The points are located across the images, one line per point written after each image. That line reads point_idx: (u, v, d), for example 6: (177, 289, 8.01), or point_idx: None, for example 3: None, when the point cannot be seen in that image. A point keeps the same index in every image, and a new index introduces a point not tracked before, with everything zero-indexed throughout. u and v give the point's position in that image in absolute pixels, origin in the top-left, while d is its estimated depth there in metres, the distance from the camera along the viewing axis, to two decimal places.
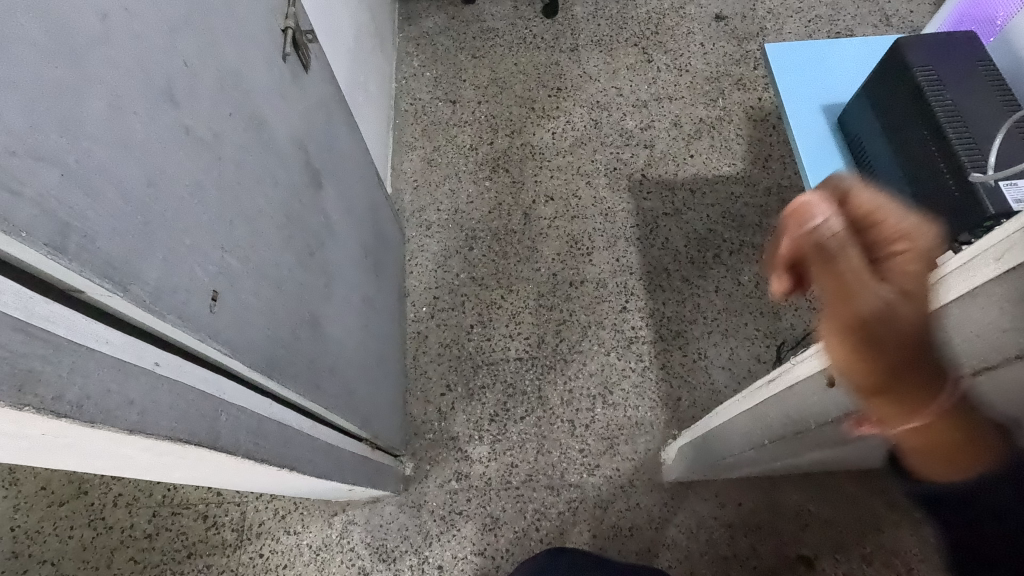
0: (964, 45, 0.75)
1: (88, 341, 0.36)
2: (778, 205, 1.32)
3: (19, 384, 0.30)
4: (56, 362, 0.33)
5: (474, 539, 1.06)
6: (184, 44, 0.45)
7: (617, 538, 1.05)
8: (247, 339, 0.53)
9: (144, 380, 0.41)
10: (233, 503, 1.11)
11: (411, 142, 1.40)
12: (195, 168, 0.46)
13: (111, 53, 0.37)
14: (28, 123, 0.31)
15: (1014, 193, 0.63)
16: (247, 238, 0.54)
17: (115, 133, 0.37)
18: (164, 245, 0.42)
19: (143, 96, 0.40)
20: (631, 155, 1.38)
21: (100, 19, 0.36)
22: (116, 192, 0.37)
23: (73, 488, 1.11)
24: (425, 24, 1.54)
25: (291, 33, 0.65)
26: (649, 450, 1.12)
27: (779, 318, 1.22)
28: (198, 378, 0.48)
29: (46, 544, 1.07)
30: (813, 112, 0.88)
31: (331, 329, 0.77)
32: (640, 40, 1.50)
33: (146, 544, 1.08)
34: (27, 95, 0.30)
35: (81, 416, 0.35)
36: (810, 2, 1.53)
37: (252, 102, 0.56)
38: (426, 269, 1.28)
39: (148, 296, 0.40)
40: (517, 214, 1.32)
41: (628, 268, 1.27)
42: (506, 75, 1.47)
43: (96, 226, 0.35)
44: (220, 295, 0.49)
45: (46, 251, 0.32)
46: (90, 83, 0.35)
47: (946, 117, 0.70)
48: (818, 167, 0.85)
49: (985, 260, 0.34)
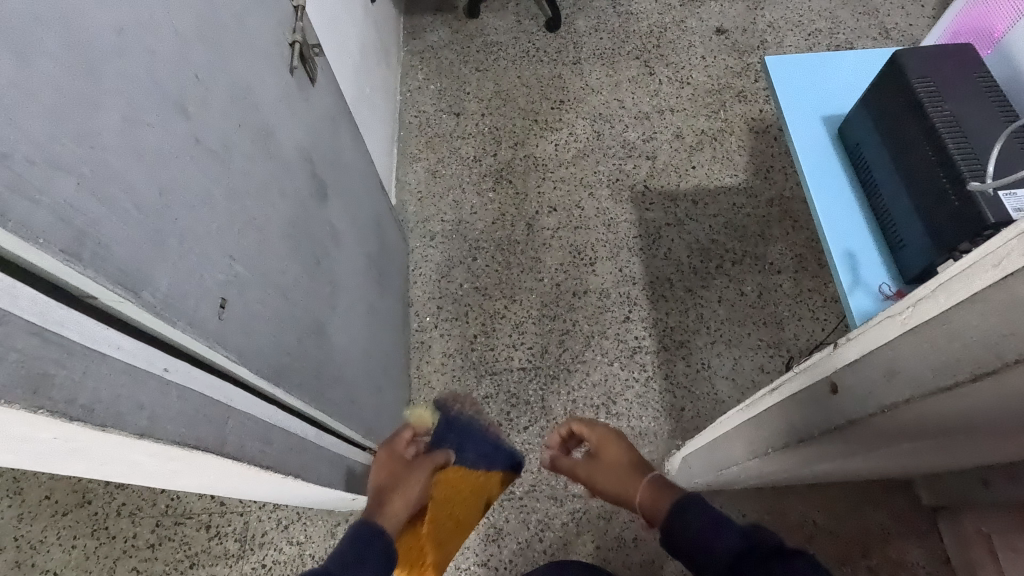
0: (962, 57, 0.76)
1: (100, 347, 0.37)
2: (780, 216, 1.33)
3: (33, 387, 0.31)
4: (70, 366, 0.34)
5: (478, 551, 1.06)
6: (197, 58, 0.47)
7: (621, 550, 1.05)
8: (253, 346, 0.54)
9: (153, 386, 0.41)
10: (236, 513, 1.10)
11: (416, 153, 1.42)
12: (205, 178, 0.47)
13: (126, 66, 0.38)
14: (47, 133, 0.32)
15: (1013, 201, 0.64)
16: (254, 247, 0.55)
17: (129, 143, 0.38)
18: (175, 253, 0.43)
19: (157, 108, 0.41)
20: (633, 166, 1.39)
21: (117, 34, 0.37)
22: (129, 200, 0.38)
23: (77, 497, 1.11)
24: (430, 38, 1.56)
25: (299, 47, 0.67)
26: (652, 460, 1.11)
27: (782, 328, 1.22)
28: (205, 383, 0.48)
29: (50, 554, 1.07)
30: (813, 122, 0.89)
31: (336, 338, 0.78)
32: (641, 53, 1.52)
33: (148, 554, 1.08)
34: (45, 107, 0.31)
35: (93, 420, 0.35)
36: (811, 15, 1.55)
37: (260, 113, 0.57)
38: (429, 279, 1.29)
39: (159, 303, 0.40)
40: (520, 225, 1.33)
41: (631, 278, 1.27)
42: (509, 88, 1.49)
43: (109, 232, 0.36)
44: (229, 303, 0.50)
45: (62, 258, 0.32)
46: (106, 95, 0.36)
47: (945, 127, 0.71)
48: (820, 177, 0.86)
49: (982, 268, 0.35)
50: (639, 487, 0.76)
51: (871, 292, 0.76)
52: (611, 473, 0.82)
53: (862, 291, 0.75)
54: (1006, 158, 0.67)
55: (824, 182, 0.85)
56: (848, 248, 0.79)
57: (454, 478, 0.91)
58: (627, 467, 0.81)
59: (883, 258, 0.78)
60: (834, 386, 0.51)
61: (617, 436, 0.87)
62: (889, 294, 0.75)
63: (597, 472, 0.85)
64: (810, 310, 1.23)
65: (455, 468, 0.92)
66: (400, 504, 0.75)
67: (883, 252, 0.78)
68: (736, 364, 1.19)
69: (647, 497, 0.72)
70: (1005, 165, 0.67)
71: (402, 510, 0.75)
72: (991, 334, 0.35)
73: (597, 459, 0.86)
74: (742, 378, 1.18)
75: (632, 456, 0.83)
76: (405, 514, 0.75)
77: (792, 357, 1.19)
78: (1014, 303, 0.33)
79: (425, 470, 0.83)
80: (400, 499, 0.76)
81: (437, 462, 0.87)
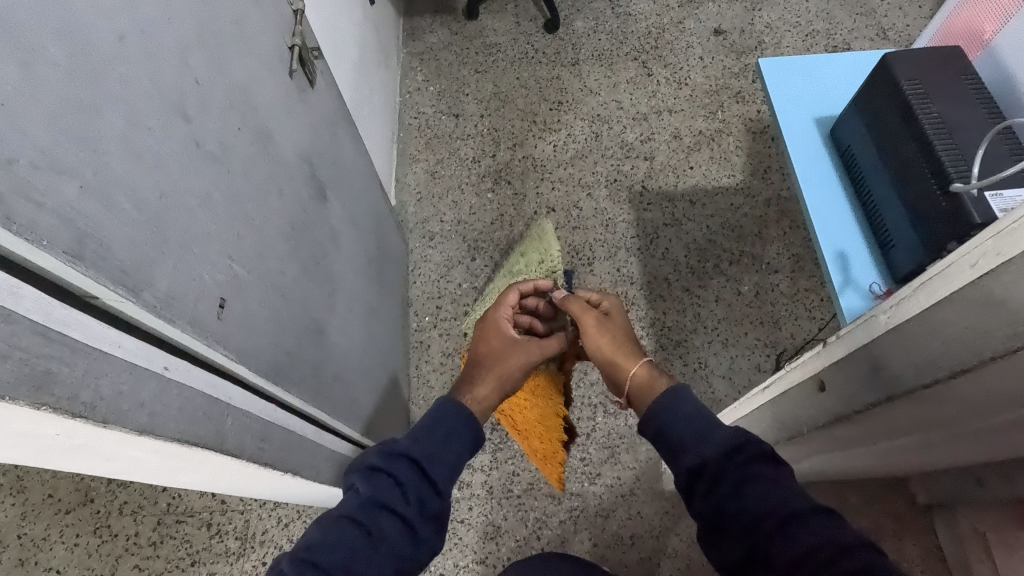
0: (951, 60, 0.77)
1: (102, 344, 0.38)
2: (777, 216, 1.33)
3: (36, 384, 0.32)
4: (72, 363, 0.35)
5: (477, 548, 1.07)
6: (197, 63, 0.48)
7: (618, 548, 1.06)
8: (252, 345, 0.55)
9: (153, 383, 0.42)
10: (237, 511, 1.12)
11: (415, 154, 1.43)
12: (205, 179, 0.48)
13: (127, 73, 0.39)
14: (49, 138, 0.32)
15: (999, 202, 0.65)
16: (253, 247, 0.56)
17: (130, 146, 0.39)
18: (175, 253, 0.44)
19: (157, 113, 0.42)
20: (631, 167, 1.40)
21: (118, 39, 0.38)
22: (130, 202, 0.39)
23: (80, 496, 1.12)
24: (429, 40, 1.57)
25: (297, 50, 0.68)
26: (649, 458, 1.12)
27: (779, 327, 1.23)
28: (205, 382, 0.49)
29: (53, 552, 1.08)
30: (806, 124, 0.90)
31: (334, 337, 0.79)
32: (640, 54, 1.53)
33: (150, 552, 1.09)
34: (48, 112, 0.32)
35: (94, 416, 0.37)
36: (809, 16, 1.56)
37: (259, 117, 0.58)
38: (428, 279, 1.30)
39: (158, 302, 0.41)
40: (519, 225, 1.34)
41: (628, 278, 1.28)
42: (507, 89, 1.50)
43: (110, 233, 0.37)
44: (228, 303, 0.51)
45: (64, 258, 0.34)
46: (108, 100, 0.37)
47: (933, 129, 0.72)
48: (813, 178, 0.87)
49: (960, 266, 0.37)
50: (631, 364, 0.72)
51: (861, 291, 0.77)
52: (604, 341, 0.75)
53: (853, 290, 0.76)
54: (993, 159, 0.68)
55: (816, 182, 0.86)
56: (839, 247, 0.80)
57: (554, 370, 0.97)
58: (621, 339, 0.75)
59: (874, 257, 0.79)
60: (822, 384, 0.52)
61: (624, 310, 0.80)
62: (879, 293, 0.76)
63: (594, 330, 0.77)
64: (806, 309, 1.24)
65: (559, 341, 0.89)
66: (490, 386, 0.77)
67: (875, 251, 0.79)
68: (733, 363, 1.20)
69: (641, 376, 0.70)
70: (992, 166, 0.68)
71: (493, 389, 0.77)
72: (966, 332, 0.36)
73: (602, 320, 0.78)
74: (738, 377, 1.19)
75: (629, 333, 0.77)
76: (495, 397, 0.77)
77: (789, 355, 1.20)
78: (989, 302, 0.35)
79: (529, 345, 0.81)
80: (495, 375, 0.77)
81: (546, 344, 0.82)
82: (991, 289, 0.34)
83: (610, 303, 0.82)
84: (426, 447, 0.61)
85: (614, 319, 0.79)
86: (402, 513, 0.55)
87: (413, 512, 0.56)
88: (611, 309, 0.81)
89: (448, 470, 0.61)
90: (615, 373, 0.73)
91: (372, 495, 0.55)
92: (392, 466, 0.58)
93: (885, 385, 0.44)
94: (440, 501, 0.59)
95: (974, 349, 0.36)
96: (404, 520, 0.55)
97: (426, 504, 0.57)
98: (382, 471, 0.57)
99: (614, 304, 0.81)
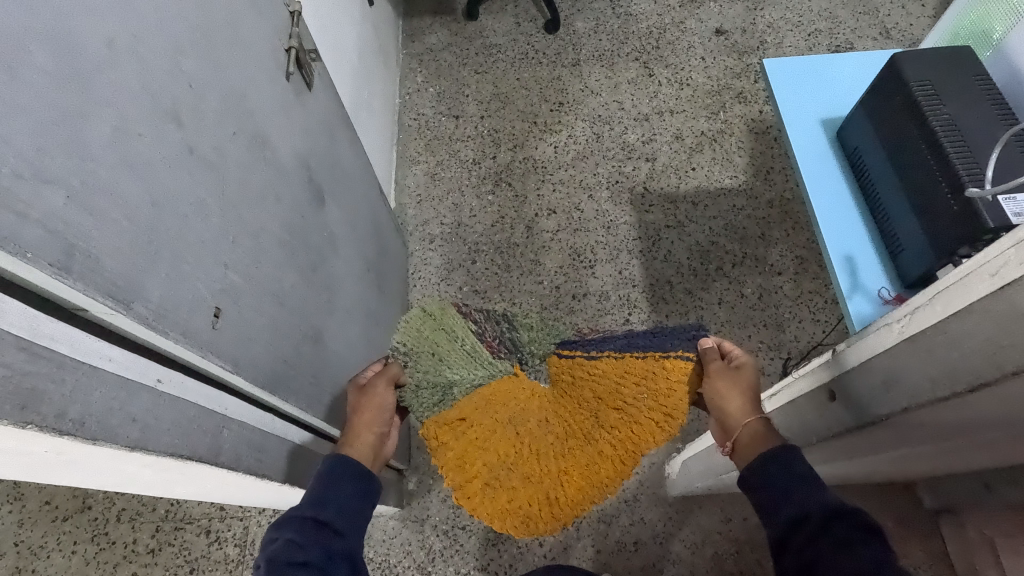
0: (963, 61, 0.76)
1: (90, 358, 0.37)
2: (780, 217, 1.32)
3: (21, 403, 0.32)
4: (59, 380, 0.34)
5: (477, 554, 1.06)
6: (190, 67, 0.46)
7: (622, 554, 1.04)
8: (248, 354, 0.54)
9: (144, 398, 0.41)
10: (236, 518, 1.11)
11: (414, 156, 1.42)
12: (199, 185, 0.47)
13: (118, 77, 0.38)
14: (35, 147, 0.31)
15: (1013, 206, 0.64)
16: (250, 254, 0.55)
17: (121, 154, 0.38)
18: (168, 263, 0.43)
19: (149, 119, 0.41)
20: (633, 168, 1.38)
21: (107, 45, 0.37)
22: (120, 210, 0.38)
23: (77, 502, 1.10)
24: (428, 40, 1.56)
25: (294, 52, 0.66)
26: (654, 462, 1.10)
27: (782, 330, 1.22)
28: (199, 393, 0.48)
29: (50, 560, 1.07)
30: (811, 126, 0.89)
31: (332, 343, 0.77)
32: (641, 55, 1.52)
33: (148, 559, 1.08)
34: (33, 118, 0.31)
35: (83, 433, 0.36)
36: (811, 16, 1.54)
37: (256, 121, 0.57)
38: (429, 281, 1.29)
39: (149, 314, 0.40)
40: (519, 227, 1.33)
41: (630, 280, 1.27)
42: (507, 90, 1.49)
43: (98, 243, 0.36)
44: (224, 312, 0.50)
45: (51, 270, 0.33)
46: (97, 107, 0.36)
47: (944, 133, 0.71)
48: (819, 183, 0.85)
49: (979, 277, 0.36)
50: (748, 418, 0.65)
51: (870, 296, 0.75)
52: (732, 387, 0.68)
53: (861, 296, 0.75)
54: (1003, 163, 0.67)
55: (823, 187, 0.85)
56: (848, 253, 0.79)
57: (582, 369, 0.77)
58: (752, 397, 0.68)
59: (884, 262, 0.78)
60: (831, 394, 0.52)
61: (755, 368, 0.70)
62: (889, 298, 0.75)
63: (725, 376, 0.69)
64: (810, 311, 1.23)
65: (566, 348, 0.80)
66: (366, 430, 0.71)
67: (884, 255, 0.78)
68: None
69: (750, 432, 0.64)
70: (1002, 170, 0.67)
71: (371, 428, 0.71)
72: (989, 345, 0.35)
73: (734, 374, 0.70)
74: None
75: (757, 399, 0.68)
76: (372, 440, 0.71)
77: (795, 359, 1.19)
78: (1010, 314, 0.34)
79: (376, 381, 0.75)
80: (367, 416, 0.72)
81: (390, 372, 0.76)
82: (1013, 301, 0.33)
83: (740, 358, 0.72)
84: (309, 497, 0.62)
85: (745, 376, 0.70)
86: (305, 559, 0.56)
87: (316, 554, 0.57)
88: (747, 364, 0.71)
89: (347, 513, 0.62)
90: (723, 415, 0.68)
91: (273, 559, 0.56)
92: (285, 529, 0.59)
93: (899, 397, 0.43)
94: (342, 539, 0.60)
95: (993, 363, 0.35)
96: (310, 565, 0.56)
97: (327, 545, 0.58)
98: (273, 536, 0.59)
99: (748, 361, 0.71)
